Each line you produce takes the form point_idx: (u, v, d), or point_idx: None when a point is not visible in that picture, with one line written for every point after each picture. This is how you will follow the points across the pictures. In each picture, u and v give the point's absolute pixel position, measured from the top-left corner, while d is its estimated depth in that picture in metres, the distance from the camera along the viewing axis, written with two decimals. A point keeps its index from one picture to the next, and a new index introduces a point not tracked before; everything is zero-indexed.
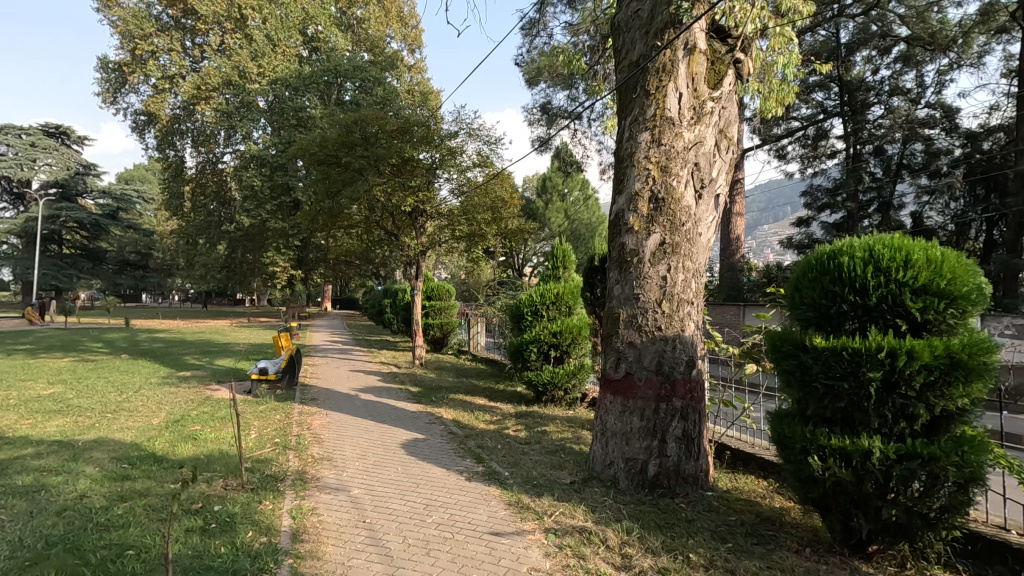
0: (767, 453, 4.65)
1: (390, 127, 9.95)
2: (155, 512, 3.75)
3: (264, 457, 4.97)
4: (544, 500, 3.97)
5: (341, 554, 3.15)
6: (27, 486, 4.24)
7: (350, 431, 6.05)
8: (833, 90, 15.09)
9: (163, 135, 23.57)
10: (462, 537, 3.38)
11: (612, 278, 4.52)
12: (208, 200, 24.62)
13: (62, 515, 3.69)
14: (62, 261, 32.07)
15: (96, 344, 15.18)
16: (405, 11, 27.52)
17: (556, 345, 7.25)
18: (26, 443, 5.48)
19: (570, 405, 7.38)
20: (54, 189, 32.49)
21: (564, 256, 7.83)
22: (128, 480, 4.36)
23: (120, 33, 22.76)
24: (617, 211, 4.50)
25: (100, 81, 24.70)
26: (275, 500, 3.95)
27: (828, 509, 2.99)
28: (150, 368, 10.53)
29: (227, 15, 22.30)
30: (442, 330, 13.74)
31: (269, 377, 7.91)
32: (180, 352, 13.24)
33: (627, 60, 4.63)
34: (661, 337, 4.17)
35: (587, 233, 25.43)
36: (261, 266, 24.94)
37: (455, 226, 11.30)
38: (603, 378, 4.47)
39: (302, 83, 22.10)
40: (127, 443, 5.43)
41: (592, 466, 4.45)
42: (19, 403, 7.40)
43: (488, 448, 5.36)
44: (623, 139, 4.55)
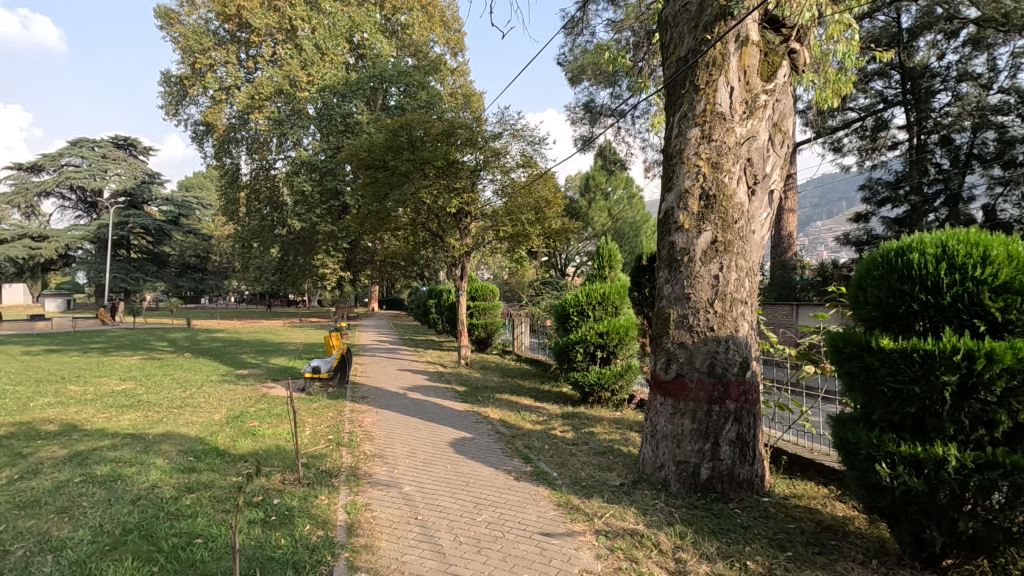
0: (828, 460, 4.47)
1: (435, 130, 10.05)
2: (220, 503, 3.94)
3: (320, 453, 5.13)
4: (595, 502, 3.94)
5: (395, 549, 3.21)
6: (105, 475, 4.54)
7: (400, 429, 6.18)
8: (894, 78, 14.36)
9: (221, 144, 24.73)
10: (512, 537, 3.39)
11: (662, 277, 4.44)
12: (262, 205, 25.63)
13: (136, 503, 3.93)
14: (131, 264, 34.18)
15: (162, 342, 16.16)
16: (448, 16, 27.91)
17: (602, 345, 7.20)
18: (103, 435, 5.86)
19: (618, 406, 7.31)
20: (123, 198, 34.56)
21: (609, 255, 7.70)
22: (194, 472, 4.60)
23: (182, 49, 24.10)
24: (666, 210, 4.42)
25: (163, 95, 26.19)
26: (330, 495, 4.08)
27: (897, 520, 2.85)
28: (210, 366, 11.05)
29: (278, 26, 23.34)
30: (486, 330, 13.84)
31: (322, 375, 8.16)
32: (238, 351, 13.90)
33: (676, 55, 4.53)
34: (713, 337, 4.06)
35: (631, 232, 25.08)
36: (310, 267, 25.76)
37: (499, 226, 11.36)
38: (652, 379, 4.41)
39: (349, 90, 22.69)
40: (192, 437, 5.73)
41: (642, 468, 4.39)
42: (95, 398, 7.94)
43: (535, 448, 5.37)
44: (672, 136, 4.47)
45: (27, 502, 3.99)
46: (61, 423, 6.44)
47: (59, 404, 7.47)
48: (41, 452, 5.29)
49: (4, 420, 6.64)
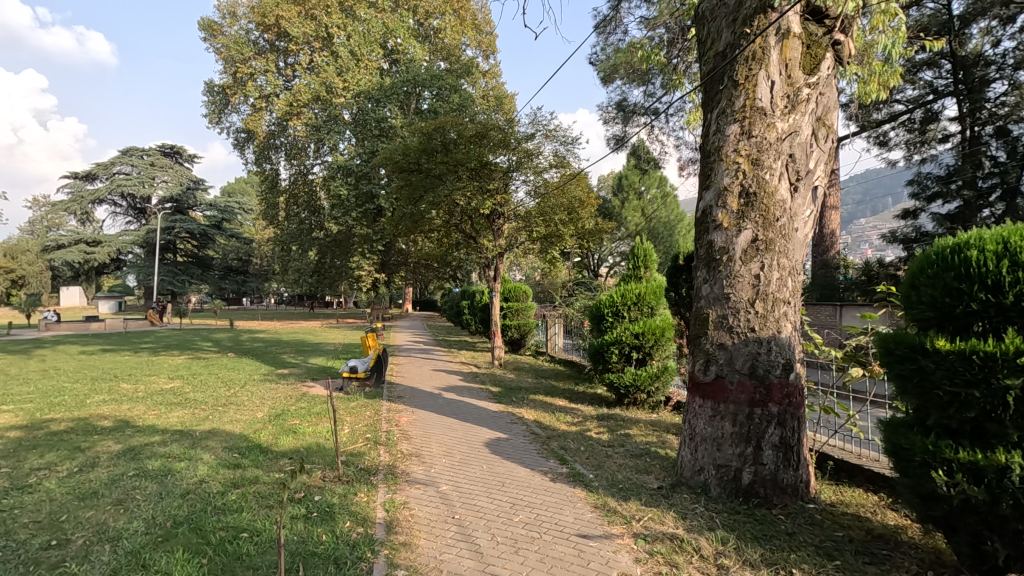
0: (877, 466, 4.29)
1: (468, 132, 10.12)
2: (264, 499, 4.05)
3: (358, 451, 5.23)
4: (632, 504, 3.89)
5: (434, 548, 3.24)
6: (156, 469, 4.74)
7: (436, 428, 6.25)
8: (944, 68, 13.77)
9: (261, 150, 25.52)
10: (549, 538, 3.38)
11: (700, 277, 4.36)
12: (300, 209, 26.31)
13: (186, 497, 4.08)
14: (177, 267, 35.56)
15: (208, 343, 16.78)
16: (480, 19, 28.06)
17: (638, 346, 7.10)
18: (153, 431, 6.11)
19: (654, 409, 7.20)
20: (170, 204, 36.01)
21: (645, 255, 7.60)
22: (239, 468, 4.75)
23: (224, 59, 24.98)
24: (704, 208, 4.35)
25: (206, 104, 27.17)
26: (370, 492, 4.15)
27: (955, 530, 2.71)
28: (253, 366, 11.39)
29: (315, 35, 24.02)
30: (520, 331, 13.83)
31: (359, 375, 8.32)
32: (279, 351, 14.30)
33: (713, 50, 4.43)
34: (755, 338, 3.96)
35: (666, 232, 24.66)
36: (347, 269, 26.23)
37: (532, 227, 11.35)
38: (691, 381, 4.33)
39: (383, 95, 23.03)
40: (237, 434, 5.92)
41: (680, 471, 4.31)
42: (146, 395, 8.29)
43: (571, 450, 5.34)
44: (710, 133, 4.38)
45: (86, 493, 4.20)
46: (115, 420, 6.74)
47: (113, 402, 7.83)
48: (97, 446, 5.55)
49: (64, 416, 7.00)
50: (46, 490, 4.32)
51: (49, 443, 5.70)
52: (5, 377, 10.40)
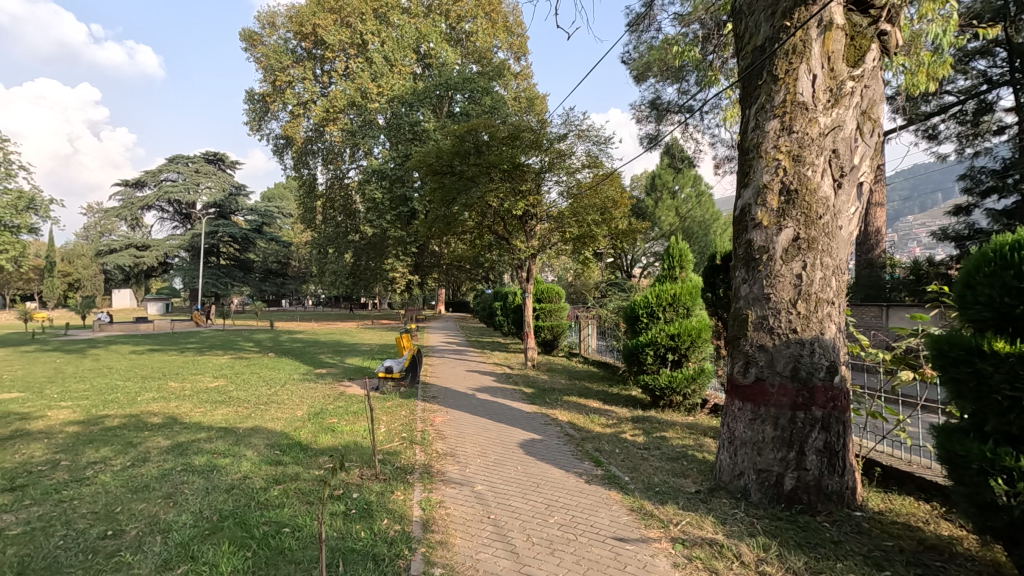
0: (929, 474, 4.10)
1: (500, 134, 10.15)
2: (305, 495, 4.15)
3: (395, 450, 5.32)
4: (669, 508, 3.83)
5: (470, 547, 3.26)
6: (203, 465, 4.92)
7: (470, 429, 6.29)
8: (999, 56, 13.08)
9: (299, 156, 26.22)
10: (585, 540, 3.36)
11: (739, 277, 4.27)
12: (337, 212, 26.89)
13: (231, 492, 4.22)
14: (220, 270, 36.84)
15: (249, 343, 17.32)
16: (511, 21, 28.10)
17: (673, 348, 6.98)
18: (199, 428, 6.35)
19: (690, 411, 7.07)
20: (214, 209, 37.35)
21: (680, 254, 7.47)
22: (281, 465, 4.88)
23: (264, 68, 25.77)
24: (743, 206, 4.25)
25: (247, 111, 28.06)
26: (406, 491, 4.20)
27: (1015, 544, 2.55)
28: (292, 366, 11.69)
29: (351, 42, 24.59)
30: (552, 332, 13.79)
31: (394, 375, 8.45)
32: (317, 351, 14.65)
33: (751, 45, 4.32)
34: (797, 339, 3.85)
35: (701, 232, 24.16)
36: (381, 271, 26.63)
37: (565, 228, 11.31)
38: (730, 383, 4.23)
39: (416, 99, 23.35)
40: (278, 432, 6.10)
41: (719, 476, 4.22)
42: (192, 394, 8.62)
43: (606, 452, 5.28)
44: (748, 129, 4.29)
45: (138, 487, 4.39)
46: (163, 417, 7.03)
47: (162, 399, 8.16)
48: (148, 442, 5.80)
49: (116, 413, 7.34)
50: (101, 482, 4.53)
51: (104, 438, 5.99)
52: (63, 374, 10.97)
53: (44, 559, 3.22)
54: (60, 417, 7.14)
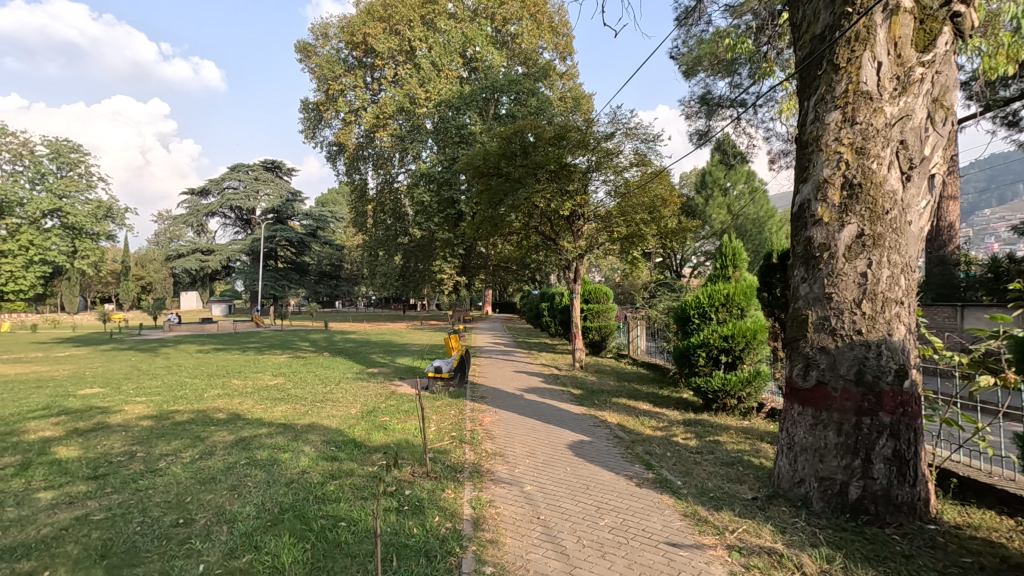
0: (1013, 487, 3.80)
1: (547, 134, 10.12)
2: (359, 490, 4.28)
3: (444, 449, 5.40)
4: (724, 515, 3.72)
5: (519, 547, 3.28)
6: (264, 459, 5.16)
7: (518, 429, 6.31)
8: None
9: (351, 162, 27.06)
10: (637, 544, 3.31)
11: (797, 275, 4.11)
12: (387, 216, 27.55)
13: (291, 486, 4.40)
14: (278, 273, 38.48)
15: (305, 343, 18.01)
16: (557, 21, 27.99)
17: (727, 349, 6.77)
18: (261, 424, 6.66)
19: (745, 415, 6.83)
20: (272, 215, 39.05)
21: (733, 253, 7.25)
22: (337, 460, 5.06)
23: (318, 78, 26.73)
24: (802, 202, 4.09)
25: (302, 120, 29.20)
26: (457, 489, 4.25)
27: None
28: (346, 365, 12.07)
29: (399, 49, 25.22)
30: (600, 333, 13.63)
31: (443, 375, 8.59)
32: (369, 351, 15.08)
33: (810, 34, 4.15)
34: (862, 341, 3.66)
35: (755, 229, 23.33)
36: (429, 273, 27.11)
37: (613, 228, 11.17)
38: (789, 387, 4.07)
39: (462, 102, 23.63)
40: (334, 429, 6.30)
41: (777, 483, 4.07)
42: (254, 391, 9.04)
43: (657, 455, 5.19)
44: (807, 122, 4.12)
45: (206, 478, 4.64)
46: (228, 412, 7.42)
47: (227, 396, 8.61)
48: (214, 436, 6.13)
49: (186, 408, 7.79)
50: (173, 473, 4.82)
51: (175, 432, 6.37)
52: (138, 371, 11.74)
53: (123, 543, 3.46)
54: (136, 411, 7.65)
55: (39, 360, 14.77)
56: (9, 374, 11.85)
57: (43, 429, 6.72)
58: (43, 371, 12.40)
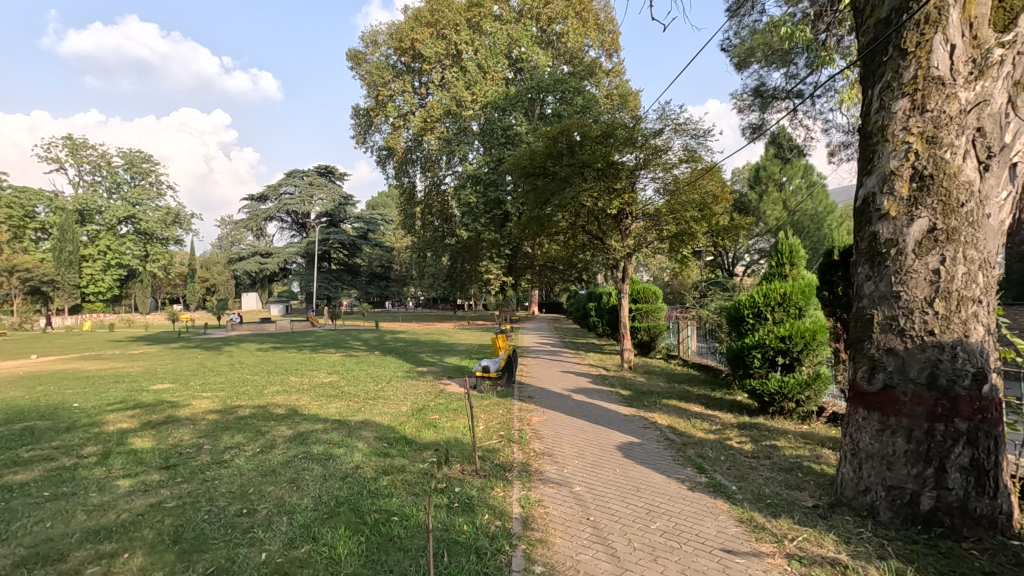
0: None
1: (594, 133, 10.01)
2: (411, 486, 4.37)
3: (493, 447, 5.44)
4: (782, 522, 3.58)
5: (569, 547, 3.27)
6: (321, 453, 5.35)
7: (567, 429, 6.29)
8: None
9: (400, 165, 27.70)
10: (690, 549, 3.23)
11: (862, 273, 3.91)
12: (434, 218, 28.02)
13: (346, 480, 4.54)
14: (331, 275, 39.82)
15: (357, 342, 18.55)
16: (603, 17, 27.68)
17: (784, 351, 6.51)
18: (317, 420, 6.92)
19: (804, 420, 6.55)
20: (325, 218, 40.44)
21: (791, 251, 6.98)
22: (389, 456, 5.19)
23: (368, 85, 27.47)
24: (866, 195, 3.89)
25: (354, 126, 30.09)
26: (506, 488, 4.28)
27: None
28: (396, 364, 12.36)
29: (446, 53, 25.63)
30: (649, 334, 13.36)
31: (491, 374, 8.67)
32: (417, 350, 15.38)
33: (874, 18, 3.92)
34: (934, 343, 3.44)
35: (813, 226, 22.31)
36: (476, 273, 27.37)
37: (662, 226, 10.96)
38: (853, 390, 3.88)
39: (508, 103, 23.73)
40: (385, 425, 6.47)
41: (840, 490, 3.88)
42: (310, 388, 9.39)
43: (710, 458, 5.05)
44: (872, 111, 3.91)
45: (267, 471, 4.86)
46: (286, 408, 7.74)
47: (285, 392, 8.99)
48: (274, 430, 6.41)
49: (247, 403, 8.19)
50: (236, 465, 5.08)
51: (238, 426, 6.69)
52: (204, 368, 12.41)
53: (193, 530, 3.67)
54: (203, 405, 8.11)
55: (116, 356, 15.86)
56: (90, 370, 12.78)
57: (120, 421, 7.21)
58: (120, 367, 13.30)
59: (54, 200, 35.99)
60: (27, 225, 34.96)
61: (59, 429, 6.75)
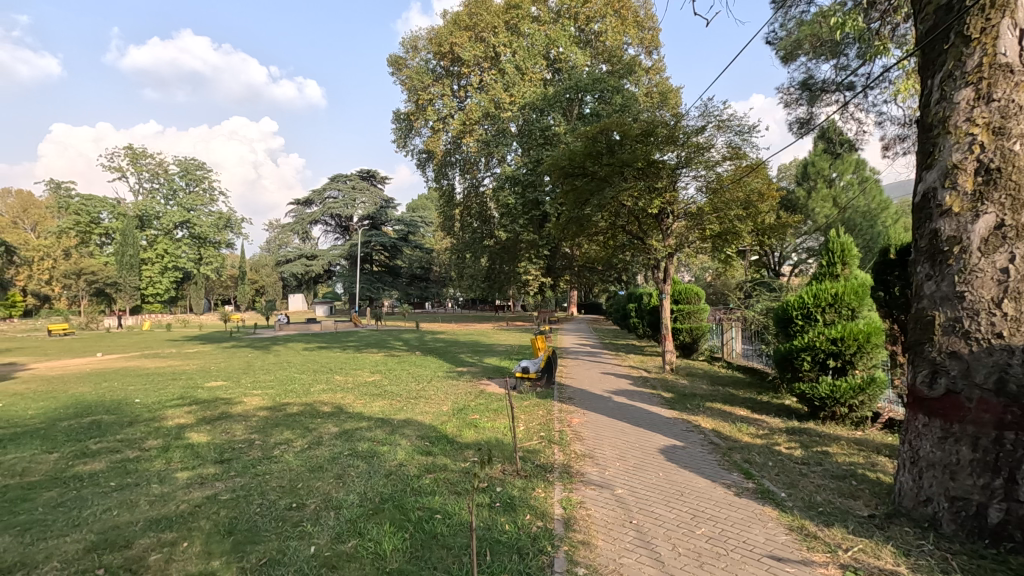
0: None
1: (634, 131, 9.87)
2: (453, 485, 4.42)
3: (534, 448, 5.45)
4: (835, 531, 3.45)
5: (611, 550, 3.24)
6: (365, 451, 5.47)
7: (608, 431, 6.24)
8: None
9: (439, 168, 28.07)
10: (738, 556, 3.15)
11: (921, 272, 3.73)
12: (473, 219, 28.28)
13: (390, 477, 4.64)
14: (374, 277, 40.74)
15: (398, 342, 18.91)
16: (642, 15, 27.29)
17: (836, 354, 6.26)
18: (361, 417, 7.09)
19: (857, 425, 6.27)
20: (367, 221, 41.41)
21: (842, 250, 6.70)
22: (431, 455, 5.27)
23: (409, 89, 27.94)
24: (925, 190, 3.71)
25: (395, 131, 30.70)
26: (547, 489, 4.28)
27: None
28: (437, 364, 12.53)
29: (484, 56, 25.85)
30: (692, 335, 13.06)
31: (530, 375, 8.68)
32: (457, 351, 15.54)
33: (933, 4, 3.73)
34: (1003, 346, 3.25)
35: (866, 223, 21.37)
36: (514, 274, 27.46)
37: (704, 225, 10.72)
38: (913, 396, 3.70)
39: (546, 104, 23.72)
40: (427, 424, 6.57)
41: (899, 501, 3.70)
42: (354, 387, 9.64)
43: (757, 464, 4.91)
44: (931, 102, 3.73)
45: (314, 467, 5.01)
46: (332, 406, 7.97)
47: (331, 390, 9.25)
48: (321, 428, 6.60)
49: (295, 401, 8.47)
50: (286, 461, 5.26)
51: (287, 423, 6.92)
52: (254, 367, 12.89)
53: (246, 522, 3.81)
54: (254, 402, 8.44)
55: (173, 355, 16.67)
56: (150, 367, 13.47)
57: (178, 416, 7.59)
58: (177, 365, 13.99)
59: (117, 207, 38.18)
60: (93, 231, 37.16)
61: (123, 423, 7.15)
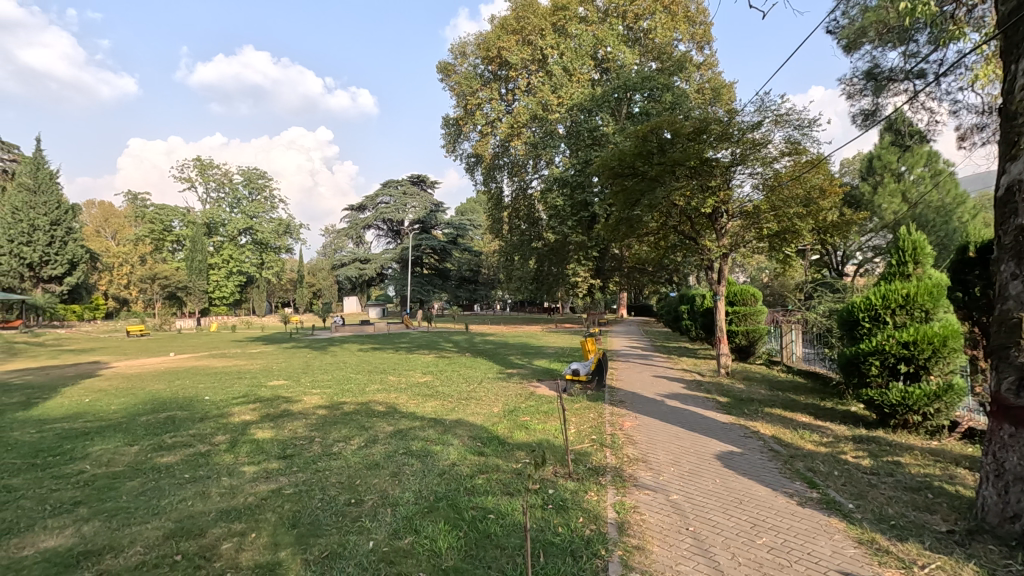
0: None
1: (686, 129, 9.64)
2: (505, 486, 4.46)
3: (586, 451, 5.42)
4: (910, 546, 3.25)
5: (668, 556, 3.18)
6: (419, 449, 5.60)
7: (661, 435, 6.13)
8: None
9: (488, 171, 28.33)
10: (802, 568, 3.03)
11: (1006, 271, 3.47)
12: (521, 221, 28.36)
13: (443, 476, 4.72)
14: (424, 279, 41.62)
15: (449, 343, 19.20)
16: (693, 9, 26.65)
17: (907, 358, 5.90)
18: (415, 417, 7.25)
19: (932, 435, 5.89)
20: (418, 225, 42.31)
21: (915, 247, 6.31)
22: (484, 455, 5.33)
23: (458, 94, 28.33)
24: (1010, 183, 3.45)
25: (444, 136, 31.23)
26: (600, 492, 4.24)
27: None
28: (487, 366, 12.64)
29: (532, 59, 25.97)
30: (748, 338, 12.63)
31: (581, 378, 8.67)
32: (506, 352, 15.61)
33: None
34: None
35: (939, 219, 20.04)
36: (563, 276, 27.36)
37: (761, 224, 10.34)
38: (998, 403, 3.44)
39: (594, 104, 23.50)
40: (479, 425, 6.65)
41: (982, 516, 3.45)
42: (407, 387, 9.87)
43: (822, 473, 4.70)
44: (1015, 87, 3.46)
45: (371, 464, 5.16)
46: (386, 405, 8.19)
47: (386, 390, 9.51)
48: (377, 426, 6.79)
49: (352, 400, 8.76)
50: (344, 457, 5.45)
51: (343, 421, 7.16)
52: (312, 367, 13.40)
53: (309, 516, 3.98)
54: (313, 401, 8.79)
55: (238, 355, 17.53)
56: (217, 367, 14.24)
57: (244, 413, 7.99)
58: (241, 364, 14.75)
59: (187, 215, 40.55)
60: (165, 238, 39.58)
61: (194, 419, 7.59)
